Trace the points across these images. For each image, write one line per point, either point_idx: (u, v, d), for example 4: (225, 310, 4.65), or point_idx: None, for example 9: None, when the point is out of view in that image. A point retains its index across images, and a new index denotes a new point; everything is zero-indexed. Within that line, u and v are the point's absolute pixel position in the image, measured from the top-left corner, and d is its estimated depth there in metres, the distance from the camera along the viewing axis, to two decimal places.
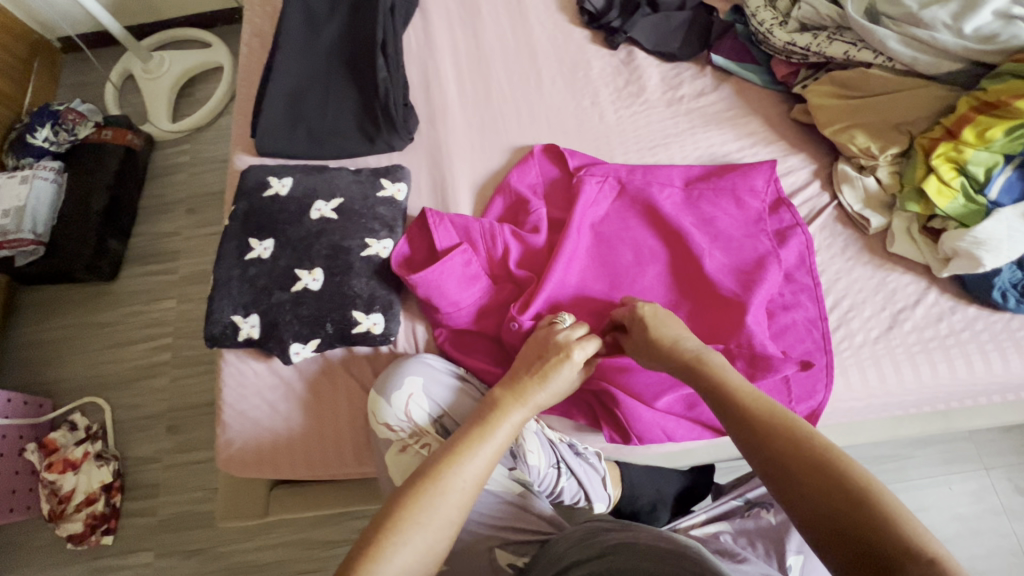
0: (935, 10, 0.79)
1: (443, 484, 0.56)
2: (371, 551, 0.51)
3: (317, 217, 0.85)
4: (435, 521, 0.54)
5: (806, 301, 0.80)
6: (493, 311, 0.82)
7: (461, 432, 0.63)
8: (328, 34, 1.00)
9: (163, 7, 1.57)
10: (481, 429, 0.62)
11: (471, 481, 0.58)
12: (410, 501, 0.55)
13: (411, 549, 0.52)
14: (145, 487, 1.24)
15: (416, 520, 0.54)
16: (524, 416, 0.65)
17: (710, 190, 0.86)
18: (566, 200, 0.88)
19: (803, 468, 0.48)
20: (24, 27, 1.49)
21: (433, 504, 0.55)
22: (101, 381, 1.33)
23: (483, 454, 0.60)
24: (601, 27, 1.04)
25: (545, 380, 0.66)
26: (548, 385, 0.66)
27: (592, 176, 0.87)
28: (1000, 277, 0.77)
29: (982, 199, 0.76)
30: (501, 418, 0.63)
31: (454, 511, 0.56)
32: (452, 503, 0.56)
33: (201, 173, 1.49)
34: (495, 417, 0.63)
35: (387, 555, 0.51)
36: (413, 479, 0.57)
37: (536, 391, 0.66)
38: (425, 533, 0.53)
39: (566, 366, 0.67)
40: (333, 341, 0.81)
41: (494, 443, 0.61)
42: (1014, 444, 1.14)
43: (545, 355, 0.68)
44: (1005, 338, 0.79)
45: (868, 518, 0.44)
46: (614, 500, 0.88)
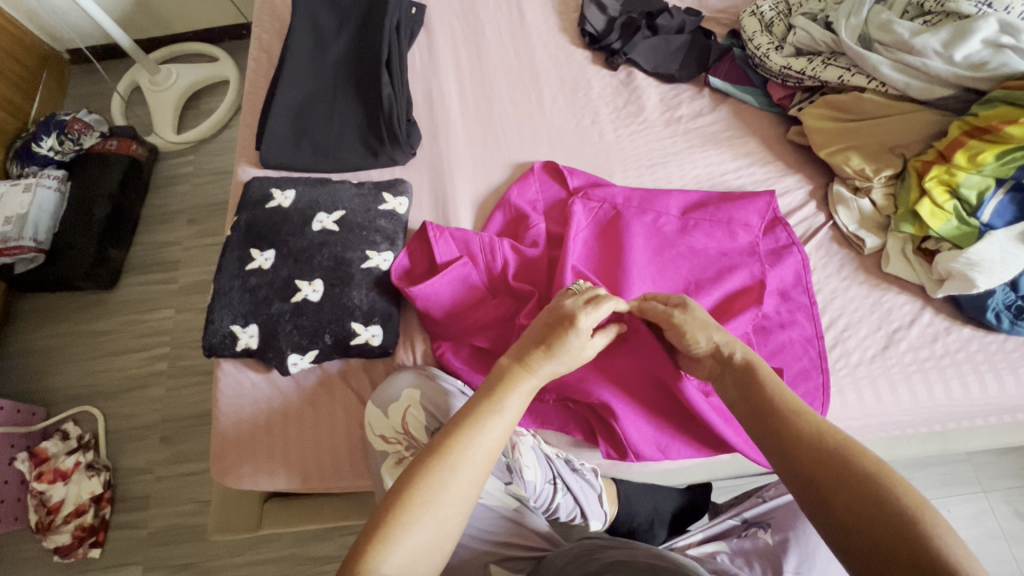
0: (926, 38, 0.81)
1: (453, 462, 0.53)
2: (384, 531, 0.49)
3: (319, 229, 0.86)
4: (445, 499, 0.52)
5: (804, 321, 0.81)
6: (492, 326, 0.82)
7: (469, 404, 0.59)
8: (334, 49, 1.02)
9: (172, 22, 1.60)
10: (491, 401, 0.58)
11: (484, 454, 0.55)
12: (423, 477, 0.52)
13: (423, 527, 0.50)
14: (136, 499, 1.23)
15: (427, 499, 0.51)
16: (533, 386, 0.61)
17: (706, 221, 0.87)
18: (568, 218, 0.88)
19: (854, 487, 0.46)
20: (35, 39, 1.53)
21: (445, 483, 0.52)
22: (96, 390, 1.32)
23: (497, 428, 0.57)
24: (602, 48, 1.06)
25: (552, 350, 0.62)
26: (555, 357, 0.62)
27: (590, 204, 0.89)
28: (994, 298, 0.77)
29: (975, 221, 0.78)
30: (511, 392, 0.59)
31: (467, 487, 0.53)
32: (465, 482, 0.53)
33: (204, 184, 1.50)
34: (505, 390, 0.59)
35: (400, 536, 0.49)
36: (422, 456, 0.54)
37: (543, 362, 0.61)
38: (436, 513, 0.51)
39: (573, 334, 0.62)
40: (331, 352, 0.81)
41: (505, 415, 0.57)
42: (1012, 467, 1.13)
43: (551, 324, 0.63)
44: (1000, 360, 0.79)
45: (909, 541, 0.41)
46: (611, 517, 0.88)
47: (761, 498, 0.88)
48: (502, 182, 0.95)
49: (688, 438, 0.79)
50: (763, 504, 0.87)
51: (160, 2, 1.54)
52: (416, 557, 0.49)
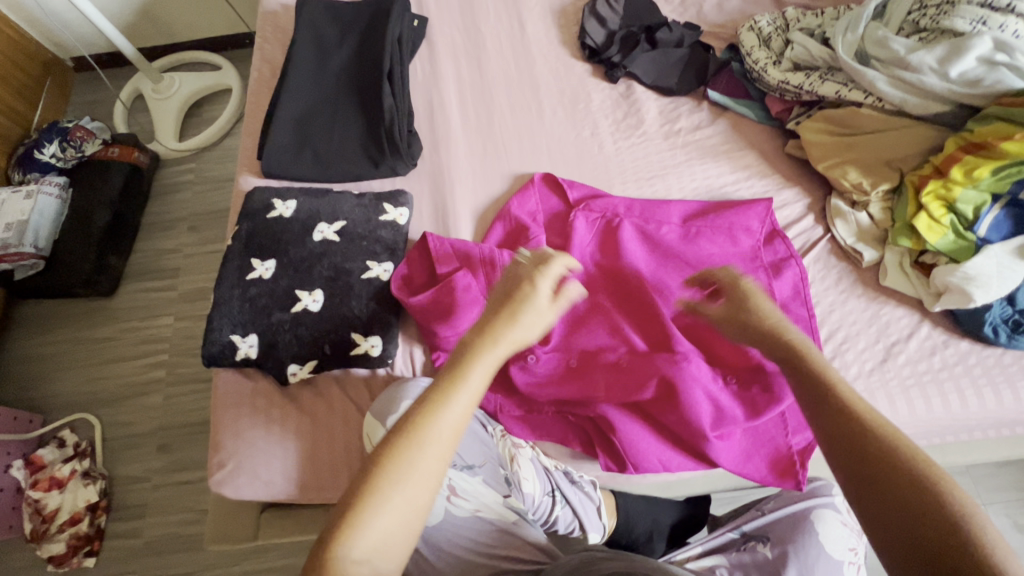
0: (921, 54, 0.82)
1: (418, 442, 0.49)
2: (344, 528, 0.46)
3: (320, 239, 0.86)
4: (412, 479, 0.48)
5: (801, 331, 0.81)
6: None
7: (434, 377, 0.54)
8: (337, 61, 1.03)
9: (176, 31, 1.61)
10: (455, 372, 0.54)
11: (450, 429, 0.51)
12: (383, 469, 0.48)
13: (390, 510, 0.47)
14: (132, 507, 1.22)
15: (392, 481, 0.48)
16: (498, 355, 0.56)
17: (708, 227, 0.88)
18: (568, 229, 0.89)
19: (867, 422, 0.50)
20: (39, 47, 1.54)
21: (410, 462, 0.49)
22: (93, 397, 1.32)
23: (461, 402, 0.52)
24: (601, 62, 1.07)
25: (514, 316, 0.58)
26: (520, 321, 0.58)
27: (590, 216, 0.89)
28: (991, 312, 0.78)
29: (971, 236, 0.78)
30: (476, 364, 0.54)
31: (434, 466, 0.49)
32: (431, 460, 0.49)
33: (205, 192, 1.51)
34: (468, 366, 0.54)
35: (366, 520, 0.46)
36: (382, 444, 0.50)
37: (507, 328, 0.57)
38: (405, 495, 0.48)
39: (535, 298, 0.60)
40: (331, 362, 0.81)
41: (470, 387, 0.53)
42: (1013, 479, 1.13)
43: (513, 291, 0.61)
44: (998, 375, 0.79)
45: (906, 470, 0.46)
46: (609, 530, 0.88)
47: (758, 511, 0.89)
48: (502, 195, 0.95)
49: (690, 450, 0.78)
50: (761, 517, 0.88)
51: (164, 11, 1.55)
52: (385, 539, 0.47)
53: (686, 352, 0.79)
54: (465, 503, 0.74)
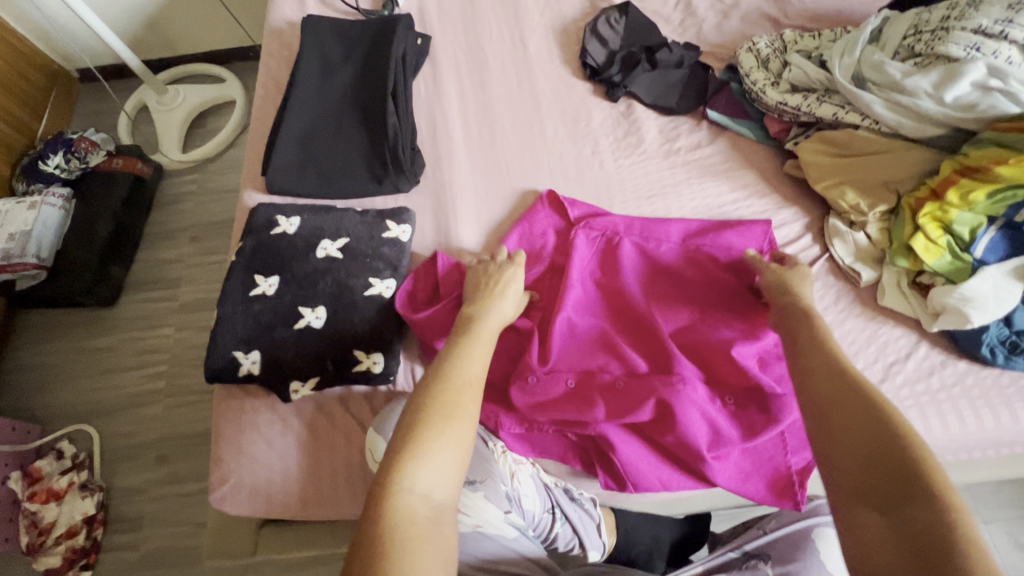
0: (917, 79, 0.83)
1: (453, 379, 0.59)
2: (405, 465, 0.51)
3: (323, 256, 0.87)
4: (456, 410, 0.57)
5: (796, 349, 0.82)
6: (494, 355, 0.83)
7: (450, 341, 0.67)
8: (341, 78, 1.04)
9: (181, 44, 1.63)
10: (467, 333, 0.67)
11: (477, 368, 0.63)
12: (426, 413, 0.56)
13: (443, 440, 0.54)
14: (130, 520, 1.21)
15: (439, 414, 0.56)
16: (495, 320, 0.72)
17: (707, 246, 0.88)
18: (569, 248, 0.89)
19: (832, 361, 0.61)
20: (46, 58, 1.56)
21: (451, 396, 0.58)
22: (92, 408, 1.32)
23: (479, 350, 0.65)
24: (602, 81, 1.08)
25: (502, 286, 0.76)
26: (508, 291, 0.76)
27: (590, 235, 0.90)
28: (988, 333, 0.79)
29: (968, 257, 0.79)
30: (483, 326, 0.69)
31: (471, 400, 0.59)
32: (468, 394, 0.59)
33: (208, 203, 1.52)
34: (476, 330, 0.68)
35: (422, 450, 0.53)
36: (421, 395, 0.58)
37: (498, 296, 0.75)
38: (454, 423, 0.56)
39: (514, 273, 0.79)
40: (333, 379, 0.81)
41: (482, 341, 0.67)
42: (1013, 497, 1.13)
43: (490, 272, 0.79)
44: (996, 395, 0.80)
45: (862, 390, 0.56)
46: (609, 548, 0.89)
47: (762, 530, 0.89)
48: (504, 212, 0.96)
49: (689, 470, 0.78)
50: (764, 536, 0.88)
51: (170, 25, 1.57)
52: (440, 468, 0.53)
53: (687, 374, 0.79)
54: (465, 518, 0.72)
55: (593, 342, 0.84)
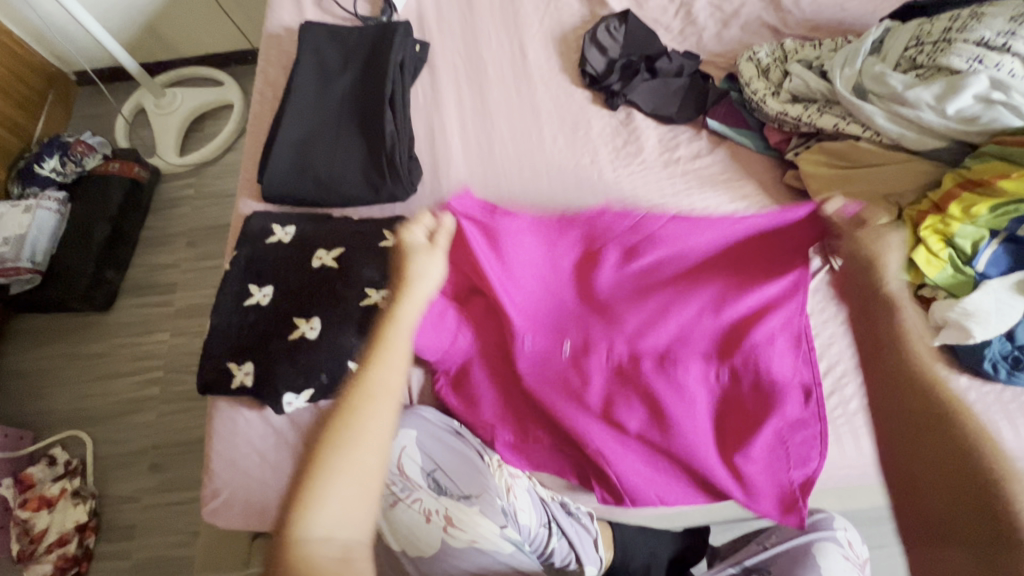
0: (918, 91, 0.83)
1: (353, 405, 0.52)
2: (296, 515, 0.47)
3: (319, 266, 0.86)
4: (356, 445, 0.50)
5: (791, 359, 0.81)
6: (490, 358, 0.84)
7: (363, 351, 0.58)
8: (339, 85, 1.03)
9: (179, 46, 1.62)
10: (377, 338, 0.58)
11: (393, 379, 0.54)
12: (318, 452, 0.50)
13: (342, 481, 0.49)
14: (123, 528, 1.20)
15: (336, 450, 0.50)
16: (414, 313, 0.61)
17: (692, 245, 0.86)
18: (550, 250, 0.88)
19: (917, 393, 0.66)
20: (42, 61, 1.55)
21: (351, 427, 0.51)
22: (85, 414, 1.31)
23: (390, 357, 0.56)
24: (601, 89, 1.08)
25: (416, 271, 0.64)
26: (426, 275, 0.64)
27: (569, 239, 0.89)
28: (990, 349, 0.77)
29: (970, 270, 0.78)
30: (397, 327, 0.59)
31: (375, 425, 0.51)
32: (371, 418, 0.51)
33: (204, 208, 1.51)
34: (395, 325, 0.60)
35: (315, 497, 0.48)
36: (317, 434, 0.52)
37: (413, 285, 0.63)
38: (351, 456, 0.50)
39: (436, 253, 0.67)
40: (326, 392, 0.80)
41: (396, 344, 0.57)
42: None
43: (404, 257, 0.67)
44: (998, 411, 0.79)
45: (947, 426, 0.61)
46: (606, 563, 0.88)
47: (762, 546, 0.89)
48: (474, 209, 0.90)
49: (692, 480, 0.77)
50: (764, 552, 0.88)
51: (169, 28, 1.56)
52: (341, 509, 0.48)
53: (681, 378, 0.80)
54: (461, 534, 0.73)
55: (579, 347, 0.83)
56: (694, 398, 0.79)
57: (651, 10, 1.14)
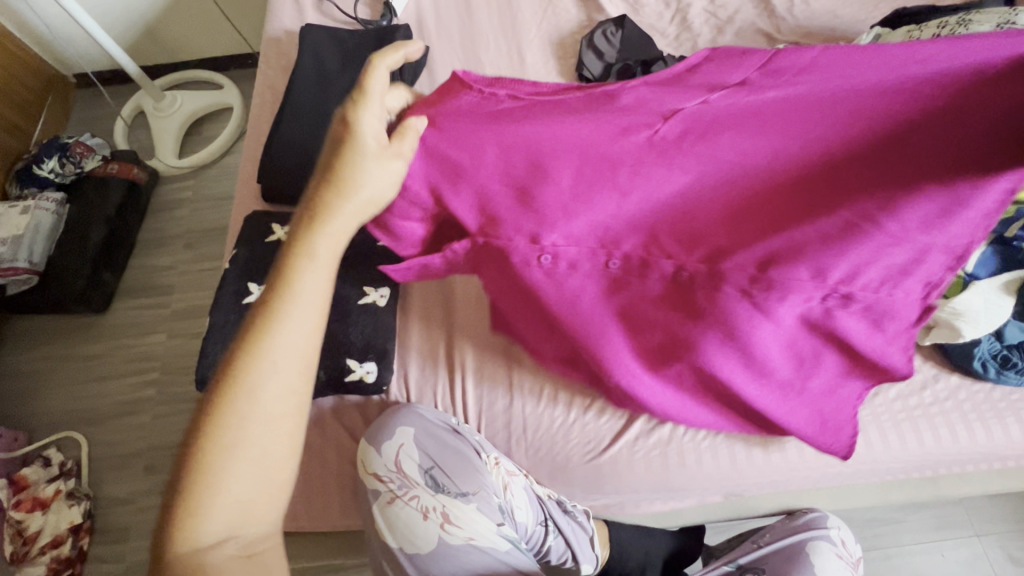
0: None
1: (246, 382, 0.49)
2: (192, 504, 0.47)
3: None
4: (254, 427, 0.49)
5: (916, 293, 0.62)
6: (514, 294, 0.70)
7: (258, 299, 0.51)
8: (339, 86, 1.04)
9: (179, 50, 1.63)
10: (278, 289, 0.51)
11: (302, 343, 0.51)
12: (206, 437, 0.48)
13: (239, 468, 0.48)
14: (117, 530, 1.20)
15: (229, 434, 0.48)
16: (327, 255, 0.52)
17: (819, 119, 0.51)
18: (575, 183, 0.58)
19: None
20: (43, 63, 1.56)
21: (245, 406, 0.48)
22: (81, 415, 1.30)
23: (295, 320, 0.50)
24: None
25: (340, 186, 0.52)
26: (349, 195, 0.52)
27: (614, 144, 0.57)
28: (980, 347, 0.78)
29: (961, 271, 0.74)
30: (305, 271, 0.51)
31: (276, 405, 0.49)
32: (273, 395, 0.49)
33: (202, 210, 1.51)
34: (294, 276, 0.51)
35: (212, 487, 0.47)
36: (206, 410, 0.48)
37: (329, 218, 0.52)
38: (249, 440, 0.48)
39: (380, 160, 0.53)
40: (325, 389, 0.81)
41: (300, 301, 0.51)
42: (1008, 511, 1.13)
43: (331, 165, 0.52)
44: (988, 410, 0.80)
45: None
46: (602, 561, 0.89)
47: (755, 544, 0.91)
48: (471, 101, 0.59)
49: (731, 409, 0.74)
50: (757, 550, 0.89)
51: (170, 31, 1.58)
52: (244, 493, 0.48)
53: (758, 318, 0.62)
54: (458, 531, 0.74)
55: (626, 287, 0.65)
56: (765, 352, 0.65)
57: (647, 16, 1.17)
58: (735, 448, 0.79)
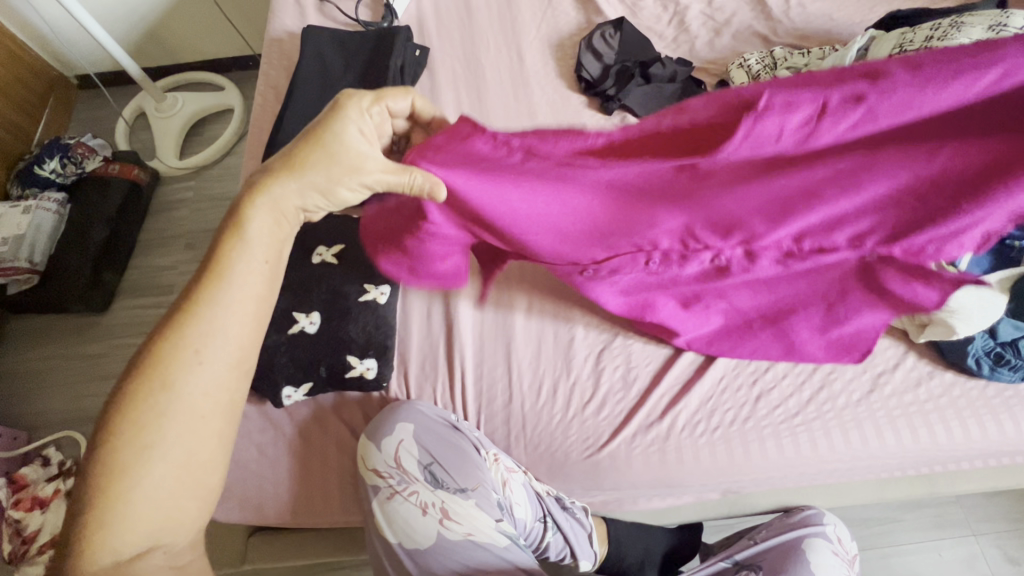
0: None
1: (166, 374, 0.48)
2: (100, 508, 0.46)
3: (318, 262, 0.88)
4: (174, 425, 0.48)
5: (964, 269, 0.62)
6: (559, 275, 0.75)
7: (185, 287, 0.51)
8: (340, 87, 1.05)
9: (181, 52, 1.65)
10: (206, 280, 0.50)
11: (232, 339, 0.51)
12: (116, 429, 0.47)
13: (160, 469, 0.48)
14: None
15: (145, 433, 0.47)
16: (263, 247, 0.53)
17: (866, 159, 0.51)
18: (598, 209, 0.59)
19: None
20: (45, 64, 1.57)
21: (166, 402, 0.48)
22: (81, 414, 1.31)
23: (225, 315, 0.51)
24: (597, 95, 1.10)
25: (292, 165, 0.50)
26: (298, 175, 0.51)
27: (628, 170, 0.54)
28: (974, 345, 0.78)
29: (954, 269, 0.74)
30: (239, 257, 0.51)
31: (202, 403, 0.50)
32: (199, 391, 0.50)
33: (203, 210, 1.52)
34: (226, 263, 0.51)
35: (124, 490, 0.46)
36: (118, 400, 0.48)
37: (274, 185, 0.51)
38: (169, 440, 0.48)
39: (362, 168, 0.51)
40: (326, 385, 0.82)
41: (232, 292, 0.51)
42: (1004, 510, 1.13)
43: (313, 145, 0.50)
44: (982, 407, 0.81)
45: None
46: (601, 557, 0.89)
47: (752, 541, 0.91)
48: (485, 152, 0.53)
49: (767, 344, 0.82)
50: (754, 547, 0.90)
51: (172, 33, 1.59)
52: (165, 497, 0.48)
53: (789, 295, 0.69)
54: (456, 526, 0.75)
55: (670, 271, 0.68)
56: (789, 291, 0.72)
57: (645, 18, 1.18)
58: (733, 446, 0.80)
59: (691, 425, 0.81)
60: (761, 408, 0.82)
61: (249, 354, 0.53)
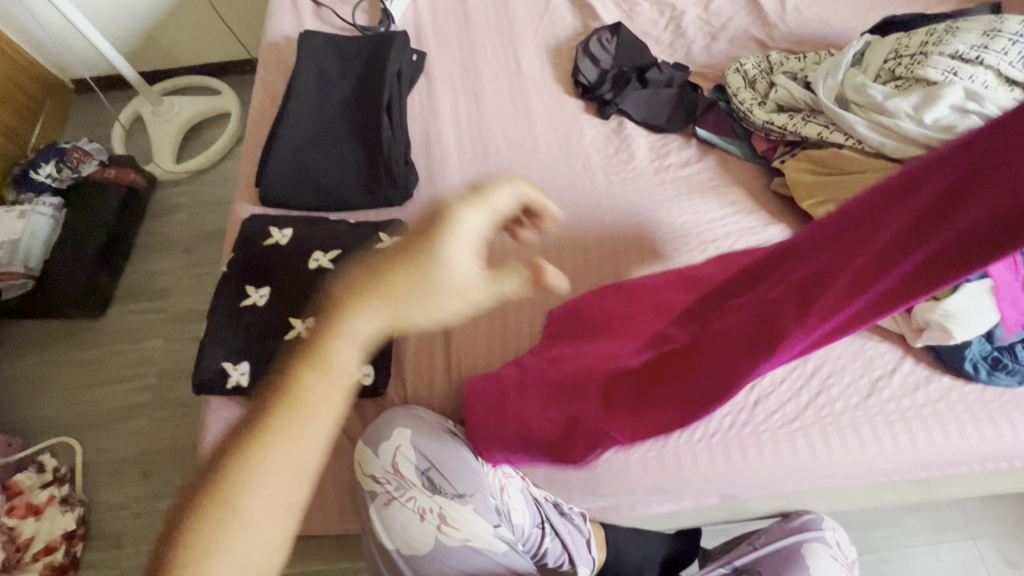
0: (898, 101, 0.85)
1: (225, 500, 0.54)
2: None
3: (315, 267, 0.88)
4: (246, 543, 0.53)
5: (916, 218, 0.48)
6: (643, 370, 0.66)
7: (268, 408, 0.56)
8: (337, 92, 1.05)
9: (178, 55, 1.64)
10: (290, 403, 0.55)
11: (299, 451, 0.55)
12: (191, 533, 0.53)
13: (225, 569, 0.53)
14: (111, 536, 1.19)
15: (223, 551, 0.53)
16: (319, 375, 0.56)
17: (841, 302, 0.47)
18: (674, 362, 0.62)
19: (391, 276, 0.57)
20: (41, 68, 1.56)
21: (233, 526, 0.54)
22: (76, 420, 1.30)
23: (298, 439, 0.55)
24: (594, 99, 1.11)
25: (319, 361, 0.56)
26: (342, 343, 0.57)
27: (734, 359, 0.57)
28: (971, 349, 0.79)
29: None
30: (313, 378, 0.56)
31: (269, 536, 0.53)
32: (264, 508, 0.54)
33: (200, 214, 1.51)
34: (303, 388, 0.56)
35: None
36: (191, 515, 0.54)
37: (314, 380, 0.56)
38: (232, 557, 0.53)
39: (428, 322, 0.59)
40: None
41: (304, 422, 0.55)
42: (1002, 513, 1.14)
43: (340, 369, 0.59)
44: (980, 411, 0.81)
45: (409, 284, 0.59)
46: (599, 563, 0.89)
47: (751, 546, 0.91)
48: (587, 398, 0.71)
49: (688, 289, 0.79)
50: (754, 552, 0.90)
51: (169, 37, 1.59)
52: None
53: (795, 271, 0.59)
54: (455, 531, 0.75)
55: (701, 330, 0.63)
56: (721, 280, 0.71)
57: (642, 23, 1.18)
58: (730, 451, 0.79)
59: (689, 430, 0.81)
60: (759, 413, 0.82)
61: (303, 445, 0.55)
